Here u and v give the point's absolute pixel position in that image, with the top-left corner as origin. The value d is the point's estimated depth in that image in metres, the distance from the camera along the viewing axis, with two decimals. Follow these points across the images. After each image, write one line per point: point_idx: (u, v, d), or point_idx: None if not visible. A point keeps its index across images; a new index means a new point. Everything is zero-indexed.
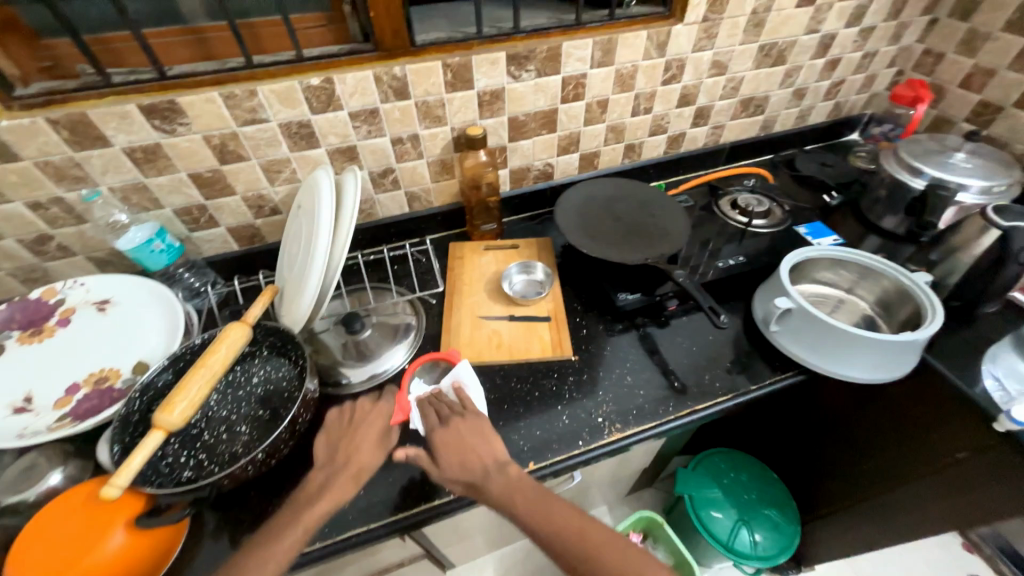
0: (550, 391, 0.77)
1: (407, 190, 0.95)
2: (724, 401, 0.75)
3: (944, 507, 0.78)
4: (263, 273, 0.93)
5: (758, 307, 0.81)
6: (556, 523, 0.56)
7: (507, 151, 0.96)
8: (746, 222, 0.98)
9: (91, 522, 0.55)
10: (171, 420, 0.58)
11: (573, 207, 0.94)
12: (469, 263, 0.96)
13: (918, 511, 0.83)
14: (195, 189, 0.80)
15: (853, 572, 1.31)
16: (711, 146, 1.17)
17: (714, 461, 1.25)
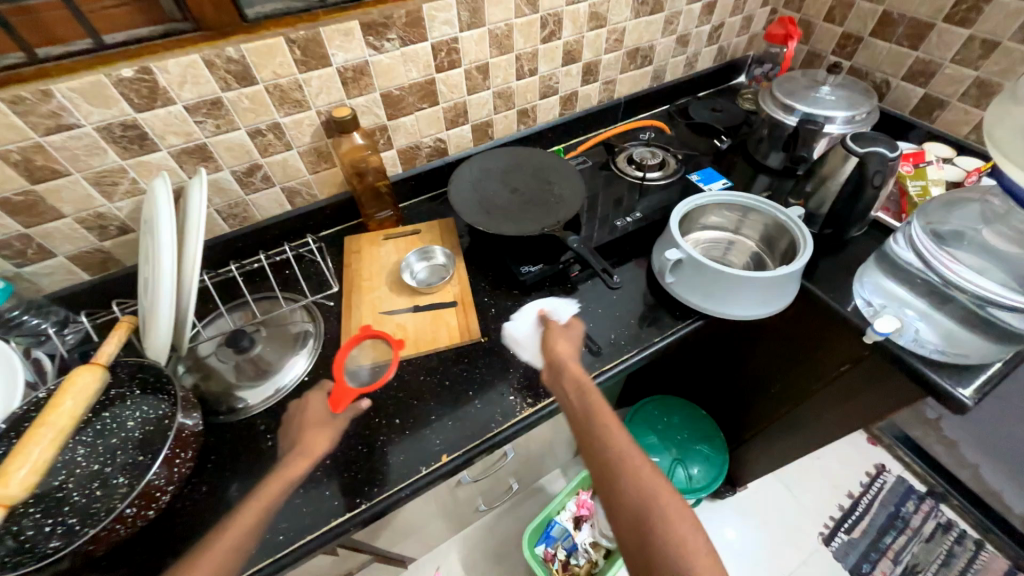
0: (462, 377, 0.75)
1: (283, 186, 0.86)
2: (632, 357, 0.76)
3: (840, 415, 0.86)
4: (116, 303, 0.81)
5: (655, 261, 0.82)
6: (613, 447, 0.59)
7: (388, 131, 0.89)
8: (641, 176, 0.98)
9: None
10: (9, 493, 0.50)
11: (467, 183, 0.90)
12: (367, 256, 0.90)
13: (821, 421, 0.91)
14: (6, 217, 0.67)
15: (782, 482, 1.44)
16: (606, 103, 1.16)
17: (648, 410, 1.31)
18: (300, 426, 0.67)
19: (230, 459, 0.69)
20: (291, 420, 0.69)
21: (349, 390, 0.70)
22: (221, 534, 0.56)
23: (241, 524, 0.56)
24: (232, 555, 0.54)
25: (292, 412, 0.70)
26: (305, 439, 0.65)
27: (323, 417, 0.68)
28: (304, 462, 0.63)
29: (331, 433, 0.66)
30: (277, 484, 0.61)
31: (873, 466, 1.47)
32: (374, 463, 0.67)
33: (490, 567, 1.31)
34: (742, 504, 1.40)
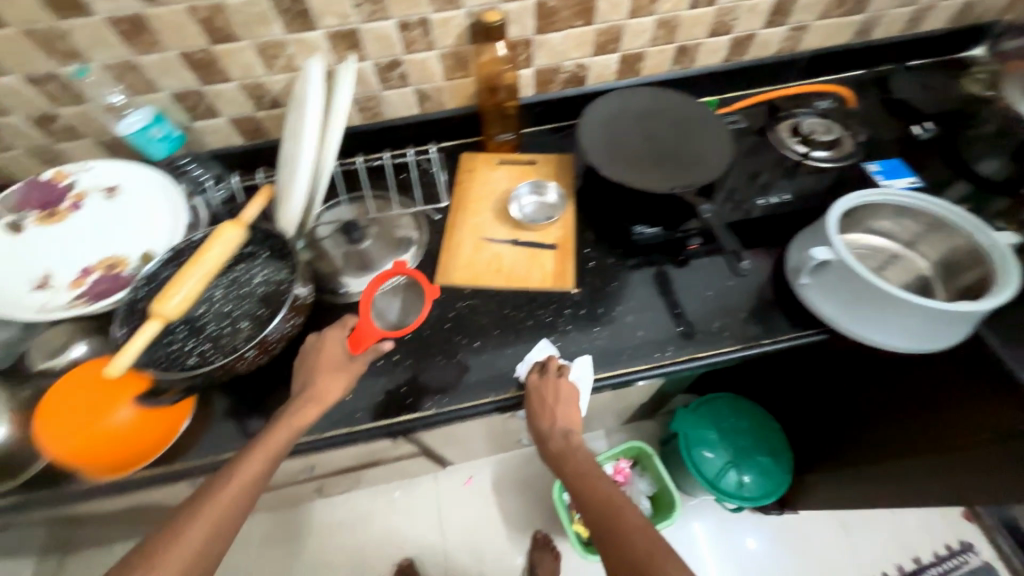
0: (545, 321, 0.73)
1: (416, 88, 0.85)
2: (730, 351, 0.70)
3: (957, 484, 0.73)
4: (262, 170, 0.88)
5: (792, 256, 0.70)
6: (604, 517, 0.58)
7: (531, 46, 0.83)
8: (805, 152, 0.83)
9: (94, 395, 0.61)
10: (168, 310, 0.60)
11: (601, 120, 0.82)
12: (480, 177, 0.89)
13: (929, 483, 0.79)
14: (188, 72, 0.74)
15: (839, 522, 1.33)
16: (786, 55, 0.96)
17: (717, 404, 1.21)
18: (316, 367, 0.65)
19: None
20: (304, 355, 0.67)
21: (370, 331, 0.67)
22: (226, 482, 0.57)
23: (248, 473, 0.58)
24: (240, 498, 0.57)
25: (306, 347, 0.68)
26: (317, 386, 0.63)
27: (340, 361, 0.65)
28: (296, 426, 0.61)
29: (346, 378, 0.64)
30: (287, 429, 0.61)
31: (958, 541, 1.29)
32: (448, 377, 0.71)
33: (517, 492, 1.41)
34: (786, 526, 1.32)
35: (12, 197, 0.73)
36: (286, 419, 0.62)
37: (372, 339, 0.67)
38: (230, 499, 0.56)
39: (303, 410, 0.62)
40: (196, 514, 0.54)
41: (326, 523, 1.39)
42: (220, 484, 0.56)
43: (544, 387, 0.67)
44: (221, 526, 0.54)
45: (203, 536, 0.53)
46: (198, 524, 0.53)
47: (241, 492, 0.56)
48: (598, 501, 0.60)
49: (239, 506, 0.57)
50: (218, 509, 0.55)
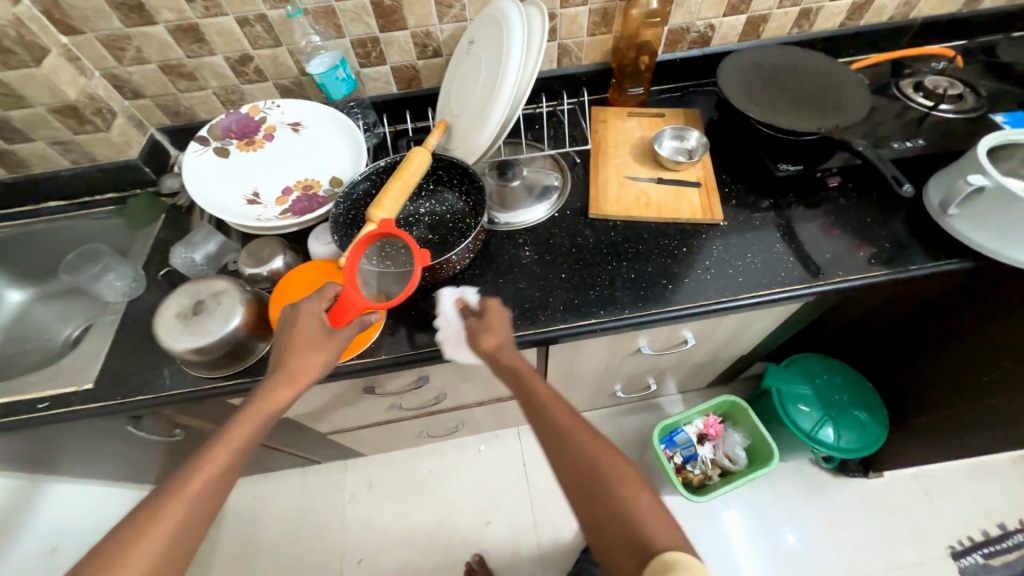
0: (697, 247, 0.80)
1: (561, 43, 0.92)
2: (878, 275, 0.76)
3: None
4: (430, 111, 0.96)
5: (933, 194, 0.77)
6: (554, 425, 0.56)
7: (673, 4, 0.89)
8: (932, 105, 0.88)
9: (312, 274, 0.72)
10: (382, 217, 0.67)
11: (738, 71, 0.88)
12: (613, 127, 0.95)
13: None
14: (373, 19, 0.82)
15: (921, 488, 1.34)
16: (897, 22, 1.01)
17: (808, 363, 1.26)
18: (286, 345, 0.61)
19: (488, 257, 0.82)
20: (280, 329, 0.63)
21: (353, 305, 0.63)
22: (192, 473, 0.51)
23: (215, 467, 0.52)
24: (209, 492, 0.51)
25: (282, 320, 0.64)
26: (291, 363, 0.60)
27: (315, 338, 0.62)
28: (250, 425, 0.57)
29: (322, 357, 0.61)
30: (258, 411, 0.57)
31: None
32: (614, 292, 0.77)
33: None
34: (868, 490, 1.35)
35: (217, 126, 0.83)
36: (251, 407, 0.58)
37: (355, 311, 0.63)
38: (190, 505, 0.50)
39: (278, 391, 0.59)
40: (157, 512, 0.48)
41: (412, 475, 1.45)
42: (180, 480, 0.50)
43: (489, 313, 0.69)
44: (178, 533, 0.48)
45: (162, 544, 0.47)
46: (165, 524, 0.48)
47: (205, 495, 0.51)
48: (552, 426, 0.56)
49: (201, 513, 0.50)
50: (173, 518, 0.48)
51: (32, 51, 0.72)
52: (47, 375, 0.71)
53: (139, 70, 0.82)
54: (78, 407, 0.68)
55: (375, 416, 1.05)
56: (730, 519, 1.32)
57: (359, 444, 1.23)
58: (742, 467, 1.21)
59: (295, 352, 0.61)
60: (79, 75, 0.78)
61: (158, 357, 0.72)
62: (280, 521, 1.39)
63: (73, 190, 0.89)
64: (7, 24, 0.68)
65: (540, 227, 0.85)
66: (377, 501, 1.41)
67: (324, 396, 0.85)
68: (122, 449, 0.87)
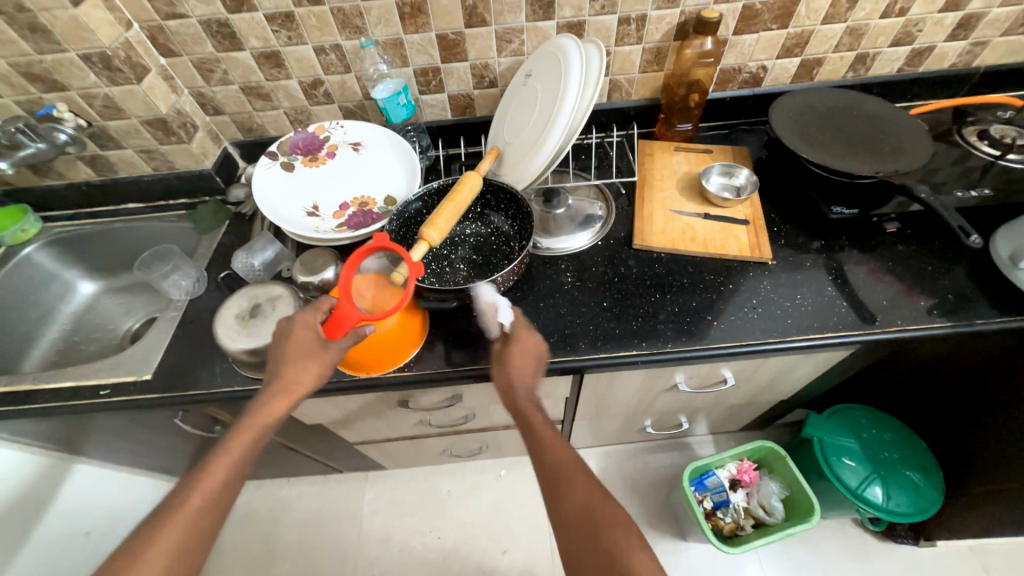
0: (744, 286, 0.79)
1: (613, 78, 0.95)
2: (939, 328, 0.72)
3: None
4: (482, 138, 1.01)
5: (1001, 246, 0.73)
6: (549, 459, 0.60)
7: (727, 46, 0.91)
8: (998, 154, 0.85)
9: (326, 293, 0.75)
10: (434, 236, 0.70)
11: (791, 112, 0.88)
12: (659, 161, 0.96)
13: None
14: (437, 51, 0.88)
15: (980, 564, 1.22)
16: (960, 68, 0.99)
17: (853, 414, 1.19)
18: (282, 356, 0.62)
19: (528, 283, 0.83)
20: (275, 338, 0.64)
21: (344, 317, 0.62)
22: (191, 489, 0.55)
23: (212, 482, 0.56)
24: (210, 505, 0.55)
25: (278, 330, 0.65)
26: (285, 373, 0.62)
27: (307, 349, 0.62)
28: (250, 435, 0.60)
29: (317, 366, 0.62)
30: (254, 424, 0.60)
31: None
32: (655, 325, 0.76)
33: (623, 488, 1.40)
34: (918, 560, 1.23)
35: (286, 142, 0.89)
36: (246, 421, 0.60)
37: (351, 324, 0.62)
38: (194, 513, 0.54)
39: (272, 404, 0.61)
40: (161, 527, 0.52)
41: (431, 494, 1.43)
42: (181, 497, 0.54)
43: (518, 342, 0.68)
44: (187, 540, 0.52)
45: (167, 556, 0.50)
46: (172, 533, 0.52)
47: (205, 507, 0.54)
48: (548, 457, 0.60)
49: (205, 519, 0.54)
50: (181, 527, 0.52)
51: (135, 70, 0.80)
52: (111, 363, 0.75)
53: (223, 90, 0.90)
54: (136, 396, 0.72)
55: (402, 429, 1.06)
56: None
57: (383, 457, 1.24)
58: (777, 520, 1.14)
59: (289, 363, 0.62)
60: (171, 92, 0.86)
61: (212, 355, 0.75)
62: (298, 527, 1.40)
63: (150, 194, 0.96)
64: (118, 46, 0.77)
65: (582, 254, 0.86)
66: (394, 517, 1.40)
67: (359, 406, 0.87)
68: (164, 441, 0.91)
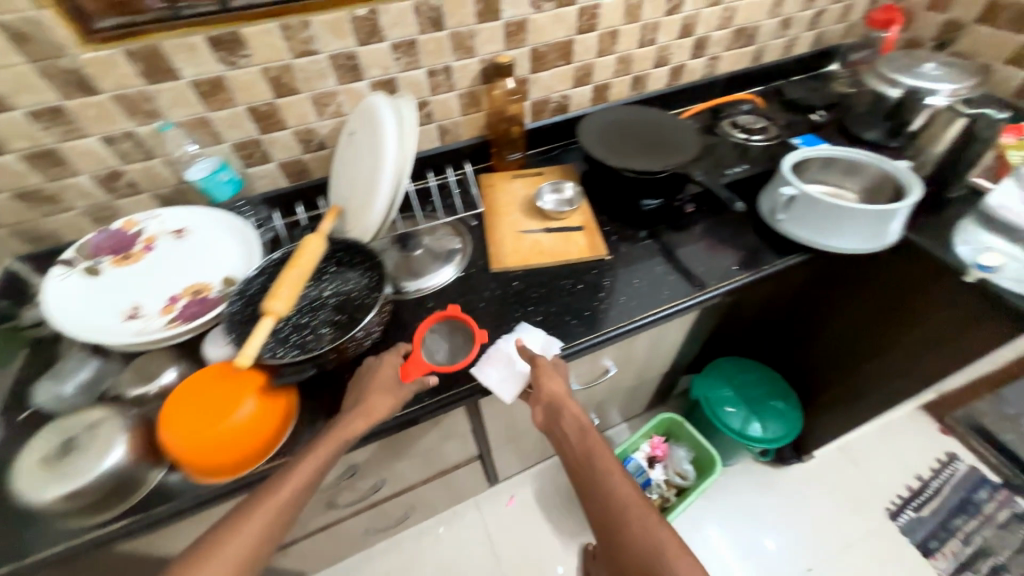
0: (592, 283, 0.88)
1: (439, 123, 1.02)
2: (743, 279, 0.88)
3: (947, 357, 0.91)
4: (322, 200, 1.00)
5: (764, 204, 0.92)
6: (607, 486, 0.65)
7: (528, 83, 1.04)
8: (745, 138, 1.09)
9: (224, 390, 0.63)
10: (279, 307, 0.66)
11: (595, 129, 1.02)
12: (501, 189, 1.04)
13: (924, 359, 0.96)
14: (251, 123, 0.86)
15: (848, 459, 1.46)
16: (708, 77, 1.26)
17: (724, 367, 1.37)
18: (366, 386, 0.69)
19: (398, 331, 0.82)
20: (361, 372, 0.71)
21: (418, 364, 0.72)
22: (284, 482, 0.60)
23: (298, 482, 0.60)
24: (291, 503, 0.60)
25: (365, 366, 0.72)
26: (369, 402, 0.67)
27: (390, 382, 0.69)
28: (331, 446, 0.63)
29: (392, 399, 0.68)
30: (333, 443, 0.63)
31: (944, 454, 1.47)
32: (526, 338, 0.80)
33: (561, 502, 1.41)
34: (807, 473, 1.44)
35: (86, 245, 0.78)
36: (328, 435, 0.64)
37: (417, 373, 0.72)
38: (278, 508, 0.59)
39: (353, 423, 0.65)
40: (249, 515, 0.58)
41: None
42: (276, 486, 0.60)
43: (551, 373, 0.74)
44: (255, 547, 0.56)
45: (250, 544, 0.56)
46: (251, 524, 0.57)
47: (284, 507, 0.59)
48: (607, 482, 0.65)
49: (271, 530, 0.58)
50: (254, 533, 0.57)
51: None
52: None
53: None
54: None
55: (307, 523, 0.95)
56: (703, 542, 1.33)
57: (298, 563, 1.09)
58: (692, 481, 1.25)
59: (374, 387, 0.68)
60: None
61: (17, 516, 0.61)
62: None
63: None
64: None
65: (448, 288, 0.88)
66: None
67: None
68: None
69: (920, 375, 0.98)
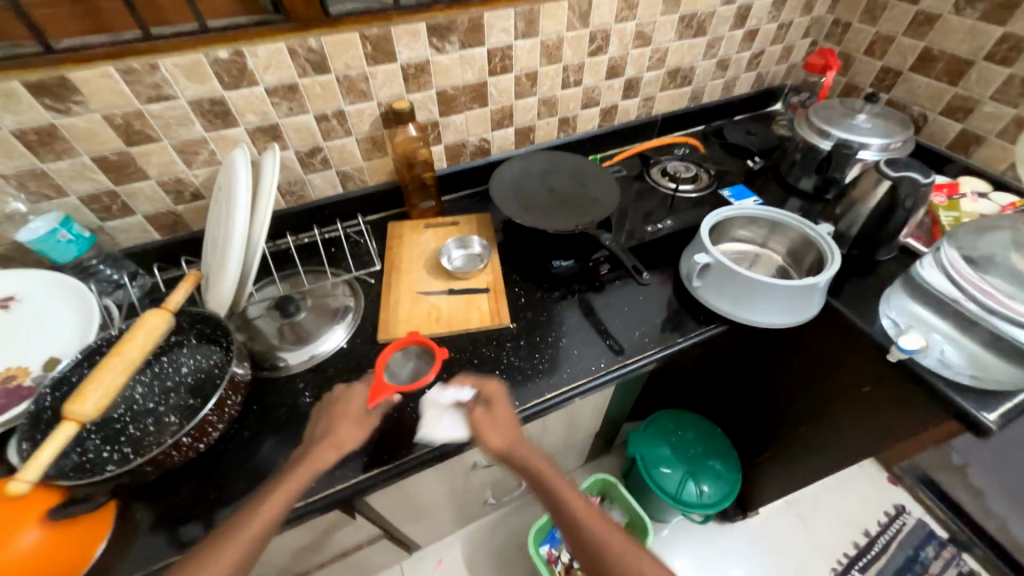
0: (489, 357, 0.78)
1: (338, 169, 0.93)
2: (654, 353, 0.80)
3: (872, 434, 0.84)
4: (185, 260, 0.89)
5: (683, 267, 0.85)
6: (573, 518, 0.61)
7: (439, 127, 0.96)
8: (674, 188, 1.05)
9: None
10: (84, 411, 0.55)
11: (508, 180, 0.95)
12: (408, 242, 0.95)
13: (850, 433, 0.89)
14: (102, 174, 0.76)
15: (795, 514, 1.40)
16: (644, 118, 1.20)
17: (662, 422, 1.30)
18: (337, 415, 0.65)
19: (263, 416, 0.72)
20: (326, 404, 0.67)
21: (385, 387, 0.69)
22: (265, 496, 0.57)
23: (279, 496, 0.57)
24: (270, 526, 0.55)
25: (332, 396, 0.68)
26: (338, 432, 0.63)
27: (359, 412, 0.66)
28: (315, 463, 0.60)
29: (362, 430, 0.65)
30: (306, 473, 0.59)
31: (892, 505, 1.42)
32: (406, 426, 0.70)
33: (493, 566, 1.30)
34: (751, 529, 1.37)
35: None
36: (302, 465, 0.60)
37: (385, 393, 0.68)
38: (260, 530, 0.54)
39: (322, 454, 0.61)
40: (224, 543, 0.53)
41: None
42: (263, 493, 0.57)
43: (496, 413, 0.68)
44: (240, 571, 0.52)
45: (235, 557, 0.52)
46: (222, 555, 0.52)
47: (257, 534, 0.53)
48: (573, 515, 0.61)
49: (252, 551, 0.53)
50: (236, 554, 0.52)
51: None
52: None
53: None
54: None
55: None
56: None
57: None
58: None
59: (341, 418, 0.65)
60: None
61: None
62: None
63: None
64: None
65: (329, 363, 0.78)
66: None
67: None
68: None
69: (850, 449, 0.89)
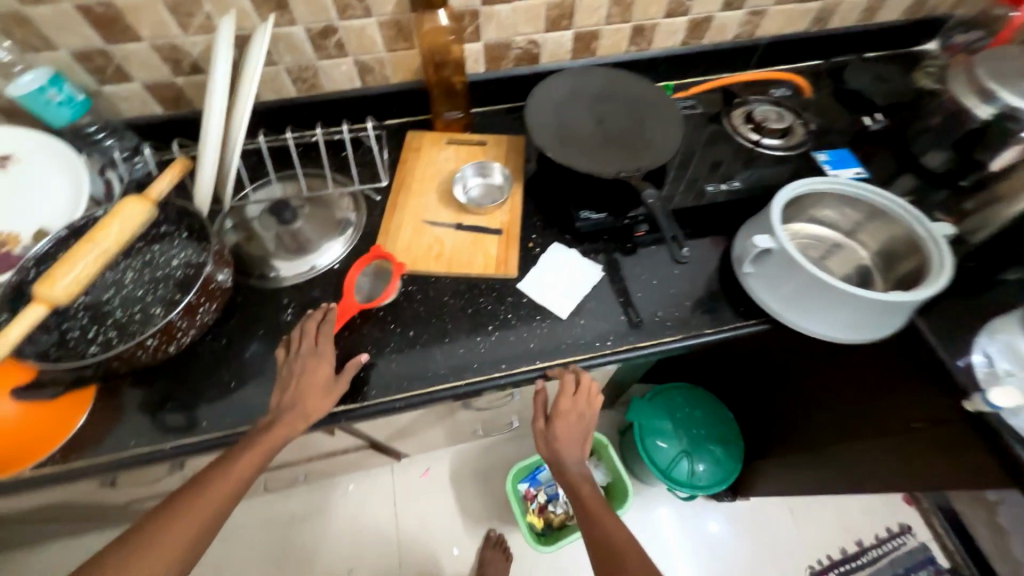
0: (485, 309, 0.70)
1: (355, 59, 0.79)
2: (673, 341, 0.69)
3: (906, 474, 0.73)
4: (177, 143, 0.80)
5: (737, 246, 0.70)
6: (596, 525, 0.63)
7: (478, 18, 0.78)
8: (756, 140, 0.84)
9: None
10: (53, 295, 0.54)
11: (551, 99, 0.78)
12: (425, 158, 0.83)
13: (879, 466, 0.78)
14: (89, 28, 0.67)
15: (788, 509, 1.35)
16: (744, 40, 0.94)
17: (672, 395, 1.23)
18: (298, 388, 0.60)
19: (245, 324, 0.70)
20: (285, 378, 0.60)
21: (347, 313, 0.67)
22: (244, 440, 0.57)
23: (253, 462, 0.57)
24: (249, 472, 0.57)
25: (288, 365, 0.61)
26: (302, 411, 0.59)
27: (326, 383, 0.61)
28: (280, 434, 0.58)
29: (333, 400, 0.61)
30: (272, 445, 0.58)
31: (897, 524, 1.34)
32: (384, 366, 0.66)
33: (476, 487, 1.37)
34: (737, 513, 1.34)
35: None
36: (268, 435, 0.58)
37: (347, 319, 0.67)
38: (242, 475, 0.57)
39: (290, 425, 0.58)
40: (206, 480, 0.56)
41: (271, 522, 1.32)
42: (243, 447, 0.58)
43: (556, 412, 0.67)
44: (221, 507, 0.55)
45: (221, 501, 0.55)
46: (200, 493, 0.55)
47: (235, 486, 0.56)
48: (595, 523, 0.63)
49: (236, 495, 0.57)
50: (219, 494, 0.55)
51: None
52: None
53: None
54: None
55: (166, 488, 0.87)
56: None
57: None
58: None
59: (302, 388, 0.60)
60: None
61: None
62: None
63: None
64: None
65: (319, 281, 0.73)
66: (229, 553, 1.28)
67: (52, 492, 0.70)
68: None
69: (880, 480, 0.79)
